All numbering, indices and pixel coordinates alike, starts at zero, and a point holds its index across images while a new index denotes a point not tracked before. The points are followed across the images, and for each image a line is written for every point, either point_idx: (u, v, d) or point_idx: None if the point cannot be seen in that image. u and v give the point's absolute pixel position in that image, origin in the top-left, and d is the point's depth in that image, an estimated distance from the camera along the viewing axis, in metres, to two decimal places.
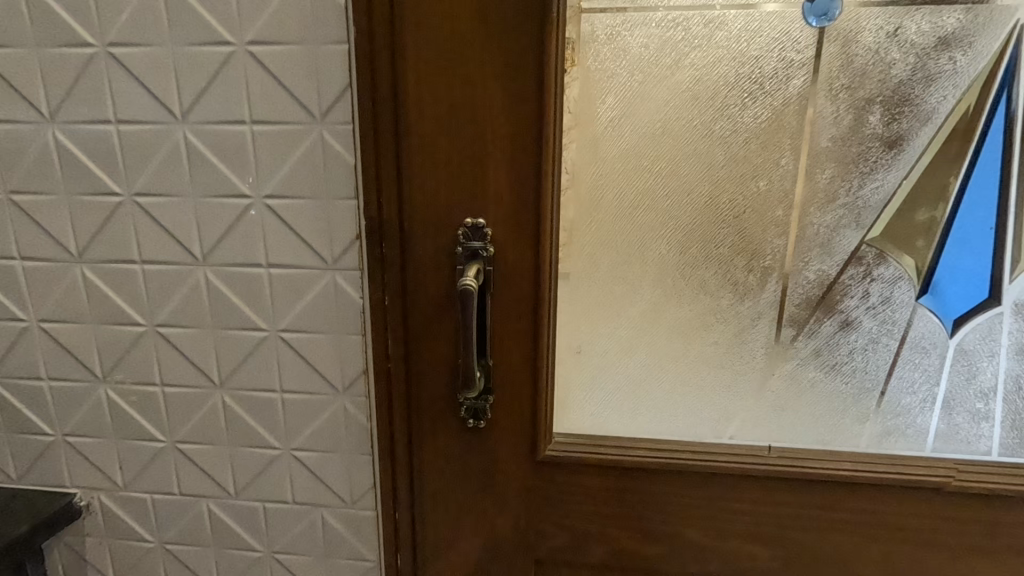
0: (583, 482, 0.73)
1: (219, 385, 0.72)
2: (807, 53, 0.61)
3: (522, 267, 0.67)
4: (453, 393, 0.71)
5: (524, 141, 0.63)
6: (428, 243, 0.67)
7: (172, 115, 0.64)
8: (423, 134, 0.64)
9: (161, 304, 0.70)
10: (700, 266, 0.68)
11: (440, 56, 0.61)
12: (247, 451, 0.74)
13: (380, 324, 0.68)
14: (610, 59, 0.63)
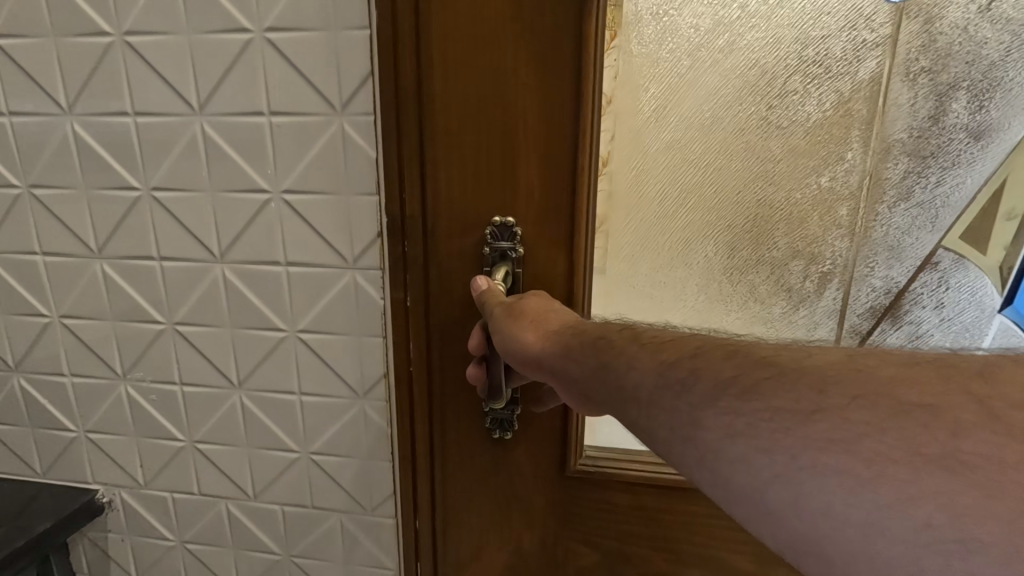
0: (612, 500, 0.71)
1: (237, 385, 0.73)
2: (883, 32, 0.54)
3: (556, 268, 0.64)
4: (478, 400, 0.69)
5: (556, 137, 0.60)
6: (453, 244, 0.65)
7: (189, 106, 0.63)
8: (448, 134, 0.61)
9: (177, 304, 0.70)
10: (749, 270, 0.62)
11: (467, 52, 0.59)
12: (262, 453, 0.75)
13: (403, 330, 0.67)
14: (654, 43, 0.58)
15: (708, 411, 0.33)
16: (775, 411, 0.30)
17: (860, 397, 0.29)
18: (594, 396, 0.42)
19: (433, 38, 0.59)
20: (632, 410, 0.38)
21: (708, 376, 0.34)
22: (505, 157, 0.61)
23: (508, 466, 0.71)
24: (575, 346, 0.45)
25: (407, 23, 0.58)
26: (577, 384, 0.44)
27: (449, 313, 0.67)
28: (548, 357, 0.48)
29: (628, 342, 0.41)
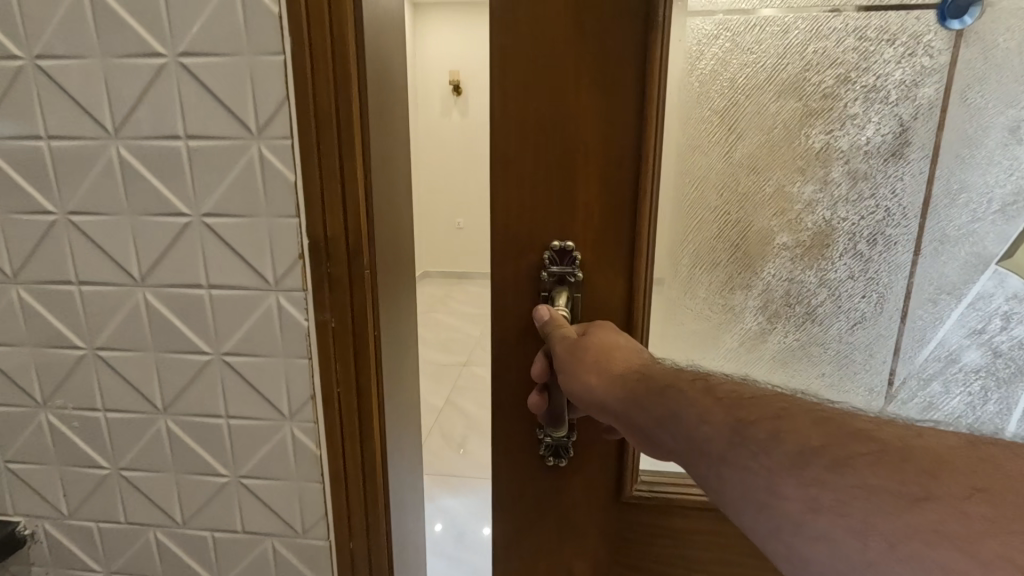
0: (676, 525, 0.68)
1: (162, 411, 0.71)
2: (942, 58, 0.52)
3: (618, 298, 0.61)
4: (533, 428, 0.67)
5: (617, 167, 0.58)
6: (509, 270, 0.62)
7: (104, 130, 0.63)
8: (503, 157, 0.59)
9: (98, 328, 0.69)
10: (808, 300, 0.59)
11: (524, 74, 0.57)
12: (190, 478, 0.74)
13: (330, 352, 0.67)
14: (709, 68, 0.56)
15: (787, 480, 0.31)
16: (872, 489, 0.28)
17: (981, 490, 0.26)
18: (664, 448, 0.40)
19: (354, 68, 0.62)
20: (703, 467, 0.36)
21: (792, 439, 0.32)
22: (562, 182, 0.59)
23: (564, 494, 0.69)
24: (643, 393, 0.43)
25: (317, 51, 0.59)
26: (643, 431, 0.42)
27: (373, 333, 0.70)
28: (612, 402, 0.46)
29: (698, 394, 0.39)
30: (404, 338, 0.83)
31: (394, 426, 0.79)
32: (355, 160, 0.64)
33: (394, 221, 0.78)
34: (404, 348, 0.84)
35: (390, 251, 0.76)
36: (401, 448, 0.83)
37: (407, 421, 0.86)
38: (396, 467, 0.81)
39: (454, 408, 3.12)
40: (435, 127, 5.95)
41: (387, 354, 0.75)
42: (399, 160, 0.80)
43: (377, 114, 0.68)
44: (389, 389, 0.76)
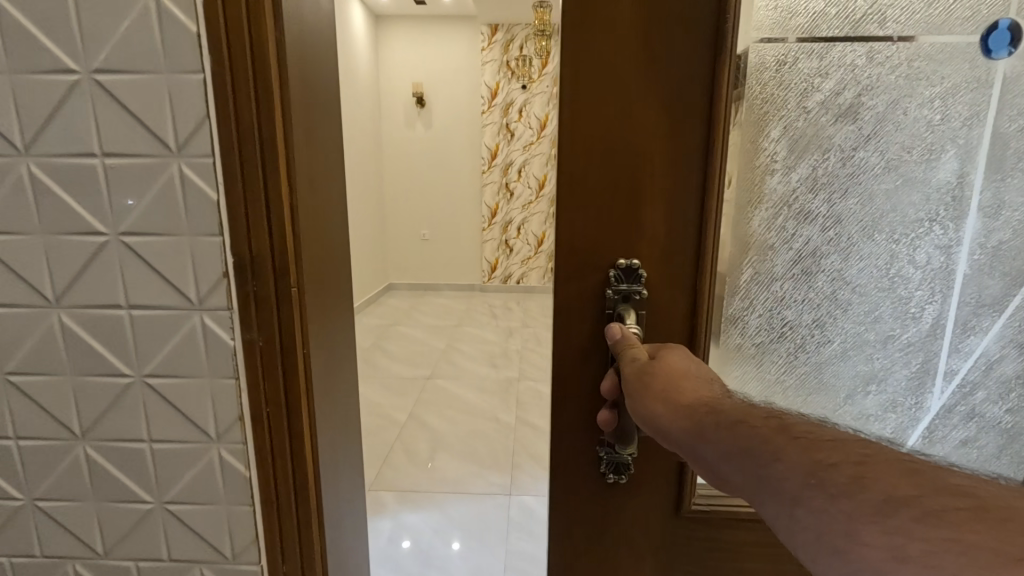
0: (736, 537, 0.72)
1: (81, 436, 0.70)
2: (991, 84, 0.56)
3: (675, 314, 0.65)
4: (594, 443, 0.70)
5: (682, 194, 0.62)
6: (573, 288, 0.65)
7: (16, 150, 0.62)
8: (571, 178, 0.62)
9: (10, 353, 0.68)
10: (860, 310, 0.63)
11: (593, 98, 0.60)
12: (110, 506, 0.73)
13: (257, 370, 0.68)
14: (773, 94, 0.60)
15: (871, 528, 0.30)
16: (969, 545, 0.27)
17: None
18: (733, 484, 0.40)
19: (275, 90, 0.63)
20: (774, 508, 0.36)
21: (878, 486, 0.31)
22: (629, 201, 0.62)
23: (624, 511, 0.72)
24: (710, 427, 0.43)
25: (228, 73, 0.60)
26: (707, 462, 0.43)
27: (303, 350, 0.71)
28: (674, 432, 0.47)
29: (773, 432, 0.39)
30: (337, 353, 0.85)
31: (327, 442, 0.80)
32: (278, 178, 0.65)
33: (325, 236, 0.79)
34: (337, 363, 0.85)
35: (321, 267, 0.78)
36: (338, 467, 0.85)
37: (341, 438, 0.88)
38: (332, 484, 0.82)
39: (420, 422, 3.09)
40: (398, 140, 5.93)
41: (318, 370, 0.76)
42: (325, 178, 0.81)
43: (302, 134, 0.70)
44: (320, 406, 0.77)
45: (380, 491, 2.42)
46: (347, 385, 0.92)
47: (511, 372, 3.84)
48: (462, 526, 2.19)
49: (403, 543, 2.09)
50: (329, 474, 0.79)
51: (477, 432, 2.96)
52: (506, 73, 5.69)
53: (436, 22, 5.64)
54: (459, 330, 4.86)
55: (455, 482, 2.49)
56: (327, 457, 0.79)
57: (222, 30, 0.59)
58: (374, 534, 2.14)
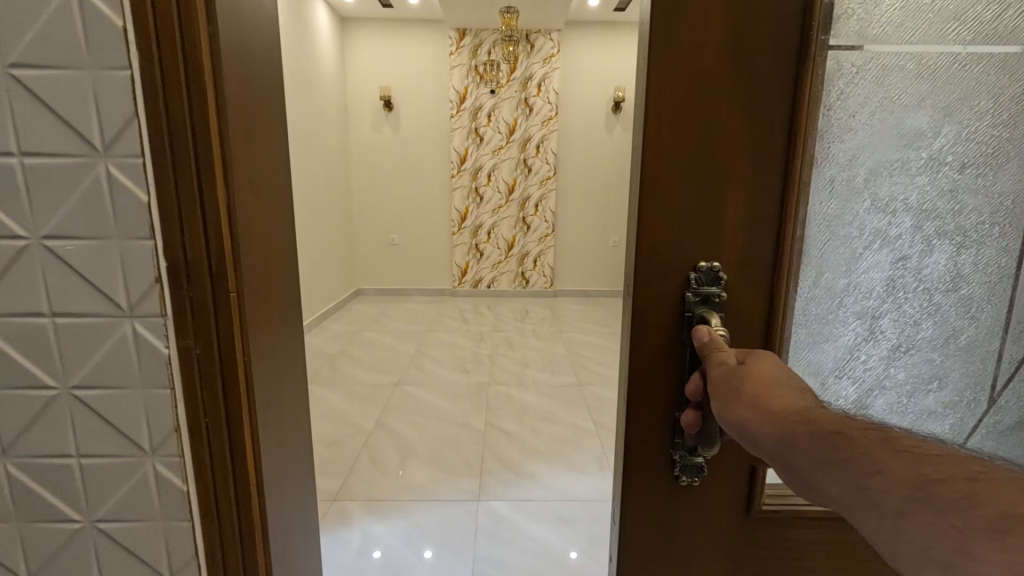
0: (795, 535, 0.70)
1: (149, 453, 0.65)
2: None
3: (754, 316, 0.62)
4: (668, 444, 0.67)
5: (761, 195, 0.59)
6: (735, 283, 0.62)
7: (92, 147, 0.58)
8: (721, 171, 0.58)
9: (76, 366, 0.63)
10: (998, 313, 0.63)
11: (758, 85, 0.56)
12: (179, 525, 0.67)
13: (195, 381, 0.64)
14: (935, 93, 0.58)
15: None
16: None
17: None
18: (826, 494, 0.39)
19: (209, 80, 0.58)
20: None
21: None
22: (774, 197, 0.59)
23: (697, 511, 0.69)
24: (804, 436, 0.42)
25: (177, 63, 0.56)
26: (801, 474, 0.41)
27: (244, 359, 0.65)
28: (766, 440, 0.45)
29: (880, 447, 0.37)
30: (289, 360, 0.79)
31: (277, 454, 0.74)
32: (216, 176, 0.60)
33: (277, 235, 0.74)
34: (289, 369, 0.79)
35: (272, 269, 0.72)
36: (288, 480, 0.79)
37: (296, 450, 0.82)
38: (280, 500, 0.76)
39: (390, 431, 3.02)
40: (364, 143, 5.82)
41: (265, 379, 0.70)
42: (281, 172, 0.75)
43: (246, 128, 0.64)
44: (269, 416, 0.72)
45: (345, 504, 2.36)
46: (303, 394, 0.86)
47: (482, 376, 3.83)
48: (430, 535, 2.15)
49: (375, 554, 2.04)
50: (275, 488, 0.74)
51: (446, 438, 2.93)
52: (474, 78, 5.66)
53: (405, 26, 5.59)
54: (427, 335, 4.80)
55: (422, 490, 2.46)
56: (274, 470, 0.74)
57: (201, 20, 0.56)
58: (343, 546, 2.08)
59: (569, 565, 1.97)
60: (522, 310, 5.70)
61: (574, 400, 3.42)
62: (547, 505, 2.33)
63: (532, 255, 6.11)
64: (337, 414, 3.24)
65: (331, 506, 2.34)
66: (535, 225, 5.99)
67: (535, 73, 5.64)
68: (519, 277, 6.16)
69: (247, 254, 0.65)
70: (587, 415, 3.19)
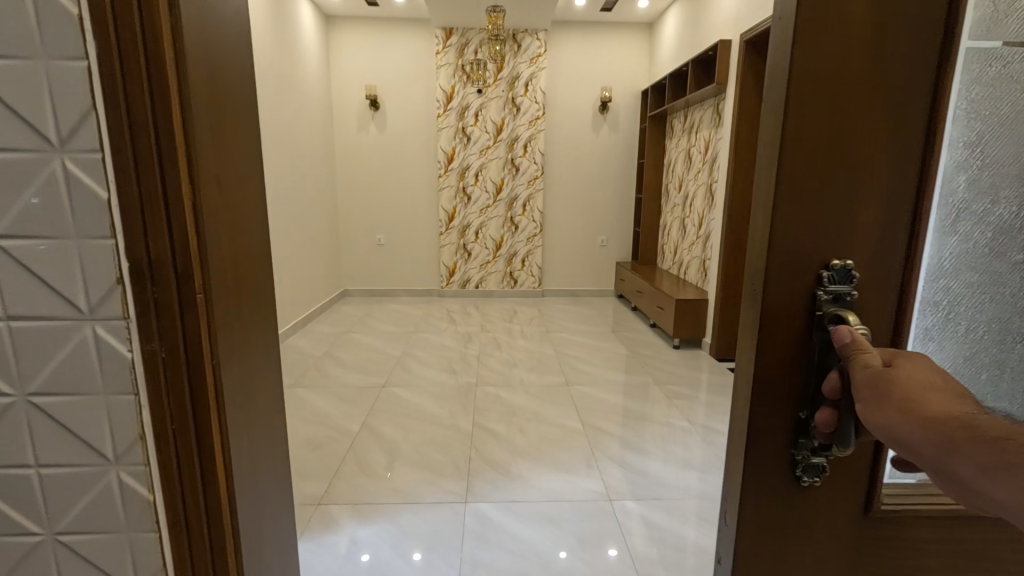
0: (910, 534, 0.65)
1: (114, 462, 0.63)
2: None
3: (882, 316, 0.58)
4: (789, 443, 0.62)
5: (897, 189, 0.56)
6: (868, 282, 0.57)
7: (47, 141, 0.55)
8: (854, 165, 0.55)
9: (32, 373, 0.60)
10: None
11: (899, 74, 0.53)
12: (144, 536, 0.65)
13: (160, 385, 0.61)
14: None
15: None
16: None
17: None
18: (994, 499, 0.41)
19: (171, 70, 0.55)
20: None
21: None
22: (908, 192, 0.56)
23: (812, 515, 0.64)
24: (963, 441, 0.42)
25: (135, 55, 0.53)
26: (957, 479, 0.43)
27: (213, 362, 0.63)
28: (919, 445, 0.45)
29: None
30: (260, 365, 0.76)
31: (248, 458, 0.72)
32: (180, 171, 0.57)
33: (250, 234, 0.71)
34: (261, 371, 0.76)
35: (243, 269, 0.69)
36: (261, 486, 0.76)
37: (269, 454, 0.79)
38: (251, 507, 0.73)
39: (376, 433, 2.99)
40: (349, 143, 5.77)
41: (235, 381, 0.68)
42: (252, 167, 0.72)
43: (212, 122, 0.61)
44: (239, 420, 0.69)
45: (330, 508, 2.32)
46: (278, 392, 0.83)
47: (470, 377, 3.80)
48: (417, 538, 2.12)
49: (363, 558, 2.01)
50: (246, 494, 0.71)
51: (434, 440, 2.90)
52: (461, 77, 5.63)
53: (389, 25, 5.55)
54: (415, 336, 4.77)
55: (408, 492, 2.43)
56: (245, 475, 0.71)
57: (162, 8, 0.53)
58: (330, 551, 2.04)
59: (556, 566, 1.96)
60: (510, 310, 5.69)
61: (562, 400, 3.41)
62: (535, 506, 2.31)
63: (520, 255, 6.09)
64: (322, 417, 3.20)
65: (315, 510, 2.31)
66: (523, 224, 5.98)
67: (522, 73, 5.63)
68: (508, 276, 6.13)
69: (215, 251, 0.62)
70: (576, 415, 3.18)
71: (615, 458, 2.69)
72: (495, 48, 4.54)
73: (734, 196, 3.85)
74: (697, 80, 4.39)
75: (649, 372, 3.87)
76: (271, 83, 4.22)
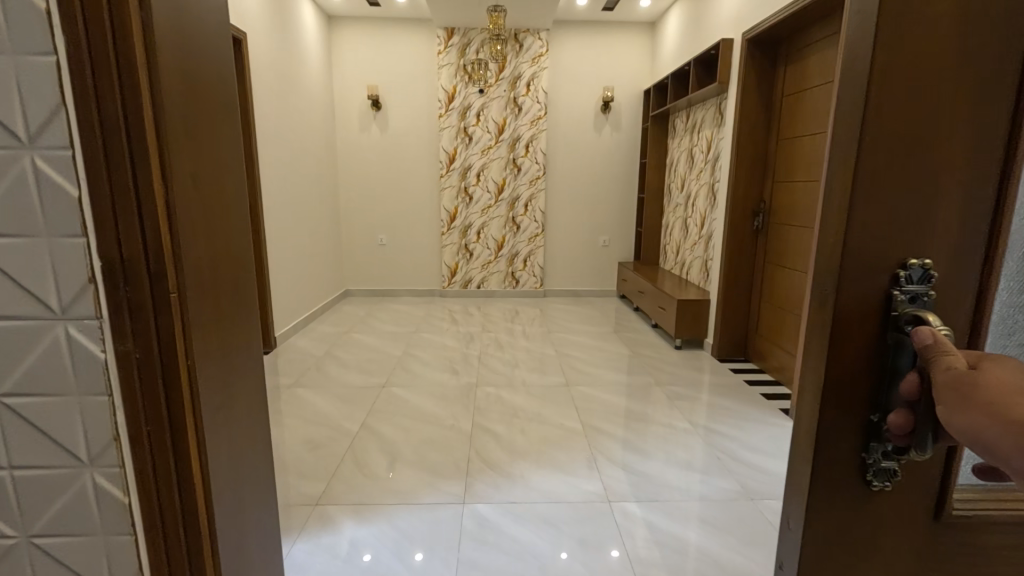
0: (981, 540, 0.63)
1: (88, 464, 0.62)
2: None
3: (960, 317, 0.55)
4: (858, 446, 0.60)
5: (978, 185, 0.53)
6: (948, 282, 0.55)
7: (17, 138, 0.54)
8: (934, 161, 0.53)
9: (6, 372, 0.59)
10: None
11: (991, 65, 0.50)
12: (120, 540, 0.64)
13: (135, 385, 0.60)
14: None
15: None
16: None
17: None
18: None
19: (140, 65, 0.54)
20: None
21: None
22: (992, 189, 0.53)
23: (880, 520, 0.62)
24: None
25: (104, 50, 0.52)
26: None
27: (187, 363, 0.61)
28: (1007, 448, 0.44)
29: None
30: (242, 366, 0.75)
31: (229, 460, 0.71)
32: (152, 169, 0.56)
33: (230, 234, 0.70)
34: (241, 373, 0.74)
35: (221, 268, 0.68)
36: (242, 488, 0.75)
37: (252, 456, 0.78)
38: (232, 510, 0.72)
39: (375, 433, 2.98)
40: (350, 144, 5.77)
41: (214, 382, 0.67)
42: (233, 166, 0.71)
43: (188, 120, 0.60)
44: (219, 423, 0.68)
45: (328, 508, 2.32)
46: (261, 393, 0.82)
47: (471, 377, 3.79)
48: (414, 538, 2.12)
49: (362, 559, 2.00)
50: (226, 497, 0.70)
51: (433, 441, 2.89)
52: (462, 77, 5.62)
53: (389, 26, 5.55)
54: (415, 336, 4.76)
55: (406, 493, 2.42)
56: (225, 478, 0.70)
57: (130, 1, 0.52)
58: (329, 552, 2.04)
59: (551, 567, 1.95)
60: (511, 310, 5.67)
61: (561, 400, 3.40)
62: (532, 507, 2.30)
63: (521, 255, 6.08)
64: (323, 417, 3.19)
65: (313, 510, 2.30)
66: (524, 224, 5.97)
67: (524, 73, 5.61)
68: (509, 276, 6.12)
69: (191, 250, 0.61)
70: (575, 415, 3.17)
71: (614, 459, 2.67)
72: (496, 48, 4.52)
73: (737, 196, 3.82)
74: (699, 79, 4.37)
75: (650, 372, 3.85)
76: (272, 83, 4.22)
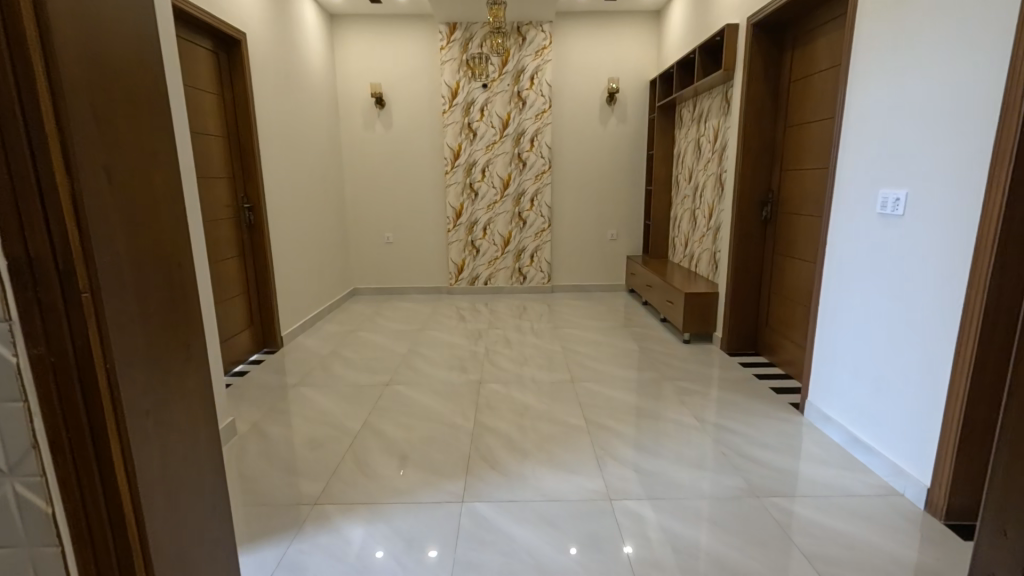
0: None
1: (7, 472, 0.59)
2: None
3: None
4: None
5: None
6: None
7: None
8: None
9: None
10: None
11: None
12: (46, 551, 0.61)
13: (50, 391, 0.57)
14: None
15: None
16: None
17: None
18: None
19: (36, 53, 0.51)
20: None
21: None
22: None
23: None
24: None
25: None
26: None
27: (107, 365, 0.58)
28: None
29: None
30: (179, 368, 0.72)
31: (161, 467, 0.67)
32: (54, 160, 0.53)
33: (160, 226, 0.68)
34: (179, 374, 0.72)
35: (148, 265, 0.65)
36: (181, 494, 0.72)
37: (193, 460, 0.75)
38: (169, 518, 0.69)
39: (376, 432, 2.96)
40: (354, 143, 5.76)
41: (141, 385, 0.64)
42: (166, 161, 0.70)
43: (100, 112, 0.57)
44: (148, 427, 0.65)
45: (325, 507, 2.30)
46: (206, 395, 0.80)
47: (474, 375, 3.76)
48: (410, 538, 2.09)
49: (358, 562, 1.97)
50: (161, 504, 0.67)
51: (435, 440, 2.85)
52: (465, 72, 5.56)
53: (391, 23, 5.52)
54: (421, 334, 4.74)
55: (407, 492, 2.39)
56: (158, 485, 0.66)
57: None
58: (326, 551, 2.02)
59: (553, 567, 1.91)
60: (518, 306, 5.63)
61: (565, 398, 3.34)
62: (532, 507, 2.26)
63: (527, 250, 6.02)
64: (325, 416, 3.17)
65: (310, 510, 2.28)
66: (530, 220, 5.91)
67: (526, 67, 5.54)
68: (516, 273, 6.07)
69: (108, 245, 0.58)
70: (580, 413, 3.11)
71: (621, 458, 2.60)
72: (496, 41, 4.36)
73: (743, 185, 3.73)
74: (704, 66, 4.27)
75: (659, 368, 3.78)
76: (274, 82, 4.19)
